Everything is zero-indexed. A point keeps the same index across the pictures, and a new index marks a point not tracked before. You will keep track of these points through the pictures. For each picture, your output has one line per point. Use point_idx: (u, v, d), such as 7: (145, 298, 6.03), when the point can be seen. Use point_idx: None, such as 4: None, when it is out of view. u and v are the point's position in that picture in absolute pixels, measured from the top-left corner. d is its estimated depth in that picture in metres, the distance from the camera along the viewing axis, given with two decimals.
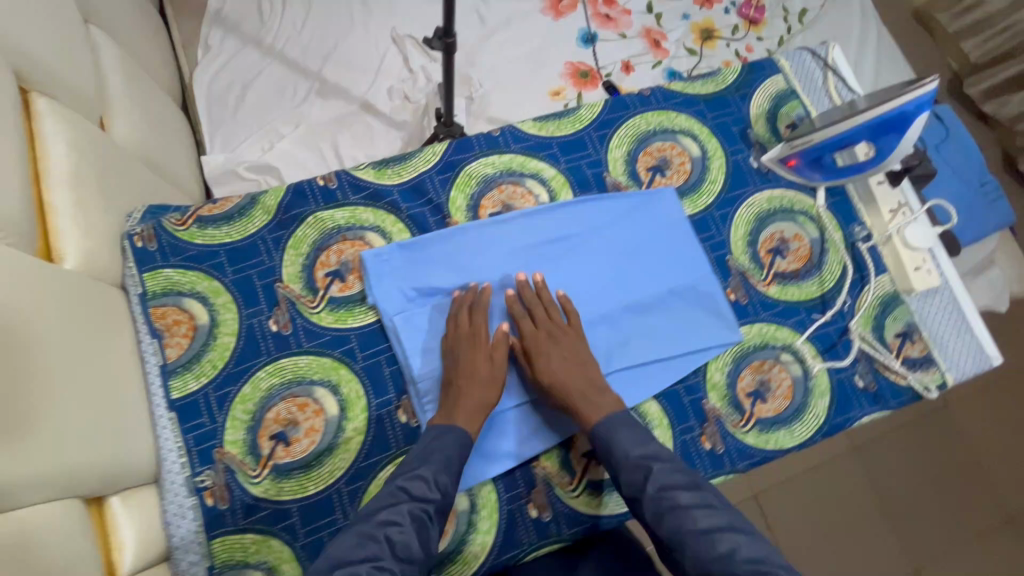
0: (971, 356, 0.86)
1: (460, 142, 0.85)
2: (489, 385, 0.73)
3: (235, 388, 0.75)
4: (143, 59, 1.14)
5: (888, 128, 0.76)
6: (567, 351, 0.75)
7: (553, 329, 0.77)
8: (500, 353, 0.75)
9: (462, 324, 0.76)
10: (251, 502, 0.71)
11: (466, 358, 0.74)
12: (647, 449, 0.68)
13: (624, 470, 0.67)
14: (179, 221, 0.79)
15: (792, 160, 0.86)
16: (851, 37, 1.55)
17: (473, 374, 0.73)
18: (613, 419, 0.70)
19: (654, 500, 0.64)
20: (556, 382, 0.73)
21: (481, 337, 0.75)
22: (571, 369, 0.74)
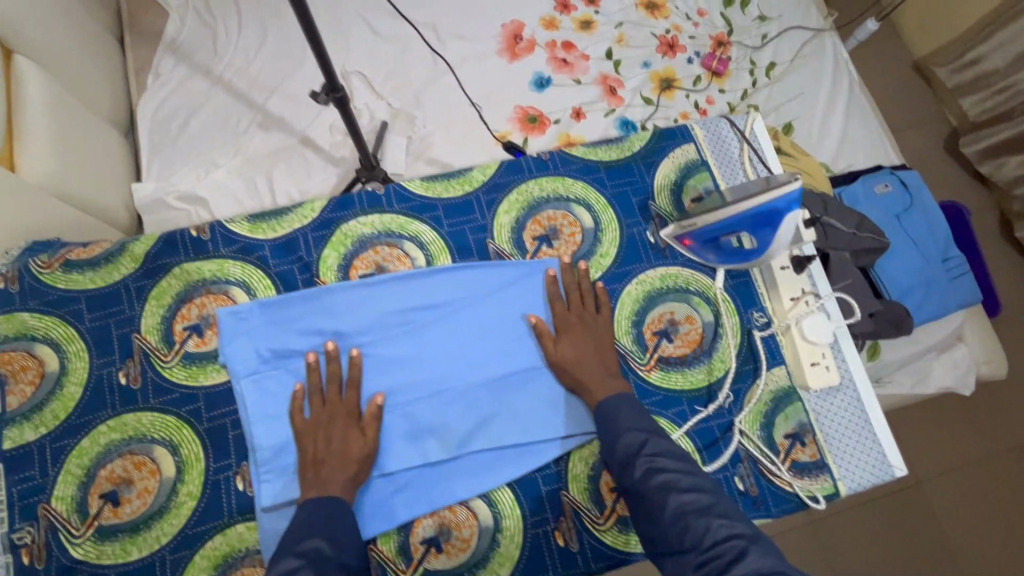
0: (871, 465, 0.79)
1: (341, 199, 0.83)
2: (362, 459, 0.70)
3: (73, 440, 0.73)
4: (78, 86, 1.16)
5: (769, 221, 0.73)
6: (590, 338, 0.77)
7: (583, 314, 0.79)
8: (372, 427, 0.72)
9: (319, 401, 0.73)
10: (69, 564, 0.69)
11: (337, 434, 0.71)
12: (644, 424, 0.70)
13: (619, 438, 0.69)
14: (45, 263, 0.78)
15: (685, 239, 0.82)
16: (819, 95, 1.50)
17: (341, 449, 0.70)
18: (621, 401, 0.72)
19: (643, 467, 0.65)
20: (577, 365, 0.75)
21: (352, 411, 0.73)
22: (592, 355, 0.76)
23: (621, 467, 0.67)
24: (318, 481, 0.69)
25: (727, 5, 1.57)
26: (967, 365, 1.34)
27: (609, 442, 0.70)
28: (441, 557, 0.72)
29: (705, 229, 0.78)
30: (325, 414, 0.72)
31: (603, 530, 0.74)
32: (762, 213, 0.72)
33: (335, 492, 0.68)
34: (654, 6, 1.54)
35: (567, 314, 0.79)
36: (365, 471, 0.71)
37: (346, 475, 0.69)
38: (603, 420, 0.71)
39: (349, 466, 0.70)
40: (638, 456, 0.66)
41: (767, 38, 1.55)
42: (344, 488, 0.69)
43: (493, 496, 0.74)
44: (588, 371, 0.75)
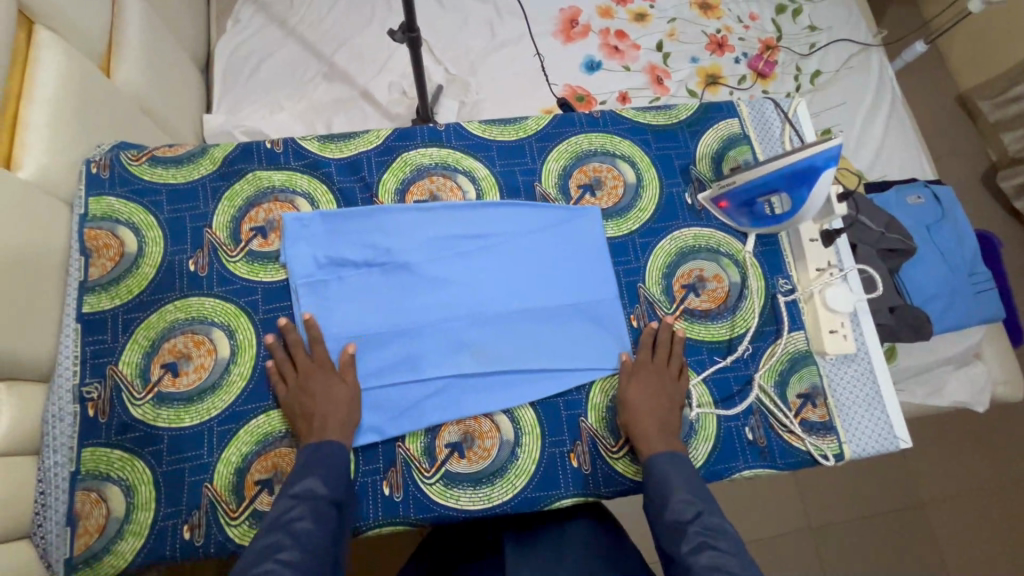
0: (877, 434, 0.82)
1: (405, 130, 0.90)
2: (347, 405, 0.74)
3: (142, 314, 0.80)
4: (169, 18, 1.25)
5: (801, 178, 0.77)
6: (660, 391, 0.77)
7: (659, 364, 0.79)
8: (352, 374, 0.76)
9: (290, 369, 0.76)
10: (128, 421, 0.76)
11: (320, 387, 0.74)
12: (689, 490, 0.70)
13: (670, 499, 0.70)
14: (135, 157, 0.87)
15: (721, 203, 0.88)
16: (860, 106, 1.53)
17: (324, 397, 0.74)
18: (673, 462, 0.72)
19: (692, 539, 0.65)
20: (640, 413, 0.75)
21: (325, 364, 0.76)
22: (657, 409, 0.76)
23: (669, 533, 0.68)
24: (311, 431, 0.72)
25: (778, 13, 1.62)
26: (984, 382, 1.35)
27: (658, 496, 0.71)
28: (462, 462, 0.77)
29: (740, 189, 0.84)
30: (298, 377, 0.75)
31: (615, 459, 0.79)
32: (795, 169, 0.77)
33: (331, 436, 0.72)
34: (708, 6, 1.60)
35: (647, 359, 0.79)
36: (355, 410, 0.75)
37: (334, 422, 0.73)
38: (654, 473, 0.72)
39: (341, 409, 0.74)
40: (689, 527, 0.67)
41: (815, 48, 1.59)
42: (339, 431, 0.72)
43: (516, 413, 0.79)
44: (648, 425, 0.74)
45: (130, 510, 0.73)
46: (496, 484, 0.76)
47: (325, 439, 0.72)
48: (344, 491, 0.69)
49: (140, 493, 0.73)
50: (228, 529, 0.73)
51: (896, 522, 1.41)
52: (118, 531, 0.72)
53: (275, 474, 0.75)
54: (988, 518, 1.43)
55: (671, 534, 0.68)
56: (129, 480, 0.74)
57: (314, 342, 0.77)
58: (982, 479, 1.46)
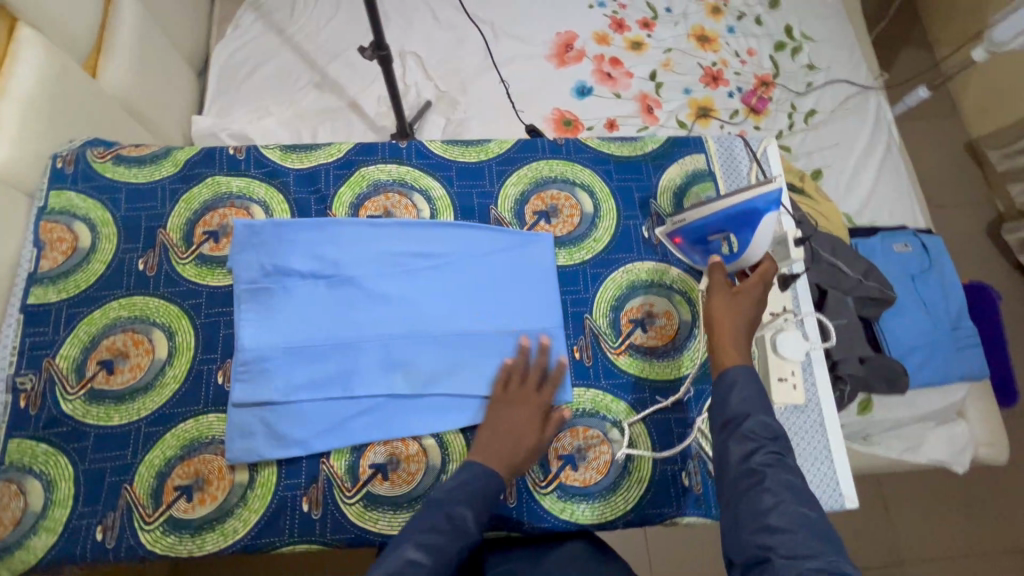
0: (822, 491, 0.79)
1: (366, 145, 0.91)
2: (530, 450, 0.74)
3: (86, 310, 0.81)
4: (167, 21, 1.29)
5: (748, 222, 0.76)
6: (755, 315, 0.74)
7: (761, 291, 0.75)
8: (552, 428, 0.76)
9: (519, 383, 0.78)
10: (57, 415, 0.76)
11: (522, 418, 0.75)
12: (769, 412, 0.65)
13: (750, 414, 0.65)
14: (100, 154, 0.89)
15: (676, 241, 0.85)
16: (854, 149, 1.51)
17: (521, 428, 0.74)
18: (746, 375, 0.68)
19: (764, 455, 0.62)
20: (735, 318, 0.72)
21: (542, 404, 0.77)
22: (748, 327, 0.73)
23: (737, 441, 0.64)
24: (486, 449, 0.73)
25: (777, 49, 1.61)
26: (965, 441, 1.30)
27: (734, 403, 0.66)
28: (385, 484, 0.75)
29: (691, 228, 0.81)
30: (518, 396, 0.77)
31: (543, 494, 0.76)
32: (742, 212, 0.75)
33: (494, 464, 0.72)
34: (705, 39, 1.60)
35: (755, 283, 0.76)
36: (531, 459, 0.74)
37: (510, 459, 0.72)
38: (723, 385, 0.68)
39: (521, 450, 0.73)
40: (767, 442, 0.63)
41: (812, 87, 1.57)
42: (505, 467, 0.72)
43: (445, 439, 0.78)
44: (737, 336, 0.71)
45: (47, 505, 0.73)
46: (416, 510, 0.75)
47: (488, 461, 0.72)
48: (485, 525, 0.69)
49: (60, 489, 0.73)
50: (141, 533, 0.72)
51: None
52: (32, 526, 0.72)
53: (196, 481, 0.74)
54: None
55: (742, 443, 0.63)
56: (50, 476, 0.74)
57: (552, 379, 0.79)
58: (964, 545, 1.38)
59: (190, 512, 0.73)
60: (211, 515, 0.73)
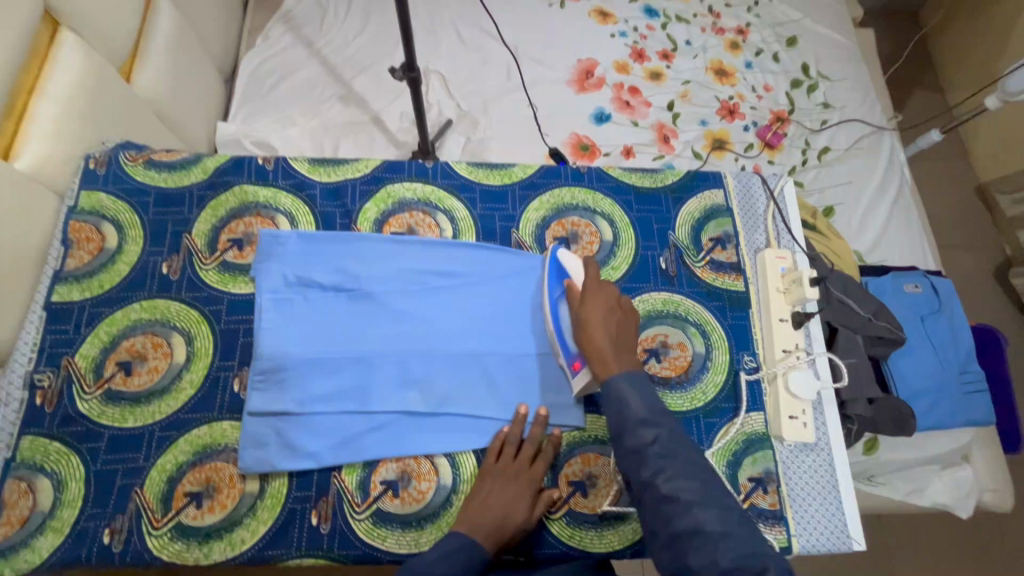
0: (828, 533, 0.78)
1: (393, 163, 0.93)
2: (514, 529, 0.71)
3: (108, 310, 0.81)
4: (201, 30, 1.32)
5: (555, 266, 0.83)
6: (615, 315, 0.76)
7: (605, 290, 0.78)
8: (540, 508, 0.74)
9: (512, 456, 0.76)
10: (71, 415, 0.76)
11: (514, 493, 0.73)
12: (652, 415, 0.68)
13: (627, 422, 0.68)
14: (132, 157, 0.91)
15: (575, 363, 0.78)
16: (865, 187, 1.53)
17: (507, 504, 0.72)
18: (626, 379, 0.70)
19: (654, 462, 0.64)
20: (596, 329, 0.74)
21: (535, 481, 0.75)
22: (612, 329, 0.75)
23: (626, 455, 0.67)
24: (470, 520, 0.71)
25: (793, 87, 1.64)
26: (969, 486, 1.29)
27: (613, 419, 0.69)
28: (395, 501, 0.75)
29: (560, 338, 0.79)
30: (510, 470, 0.75)
31: (552, 519, 0.76)
32: (550, 269, 0.83)
33: (480, 541, 0.69)
34: (723, 73, 1.63)
35: (598, 287, 0.78)
36: (513, 537, 0.72)
37: (495, 535, 0.70)
38: (609, 395, 0.70)
39: (507, 529, 0.71)
40: (648, 450, 0.65)
41: (826, 125, 1.60)
42: (487, 542, 0.70)
43: (456, 459, 0.78)
44: (602, 345, 0.73)
45: (56, 505, 0.72)
46: (425, 530, 0.75)
47: (474, 536, 0.69)
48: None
49: (69, 490, 0.73)
50: (148, 538, 0.72)
51: None
52: (39, 526, 0.71)
53: (206, 488, 0.74)
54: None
55: (629, 457, 0.66)
56: (61, 475, 0.74)
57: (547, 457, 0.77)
58: None
59: (199, 519, 0.73)
60: (218, 523, 0.73)
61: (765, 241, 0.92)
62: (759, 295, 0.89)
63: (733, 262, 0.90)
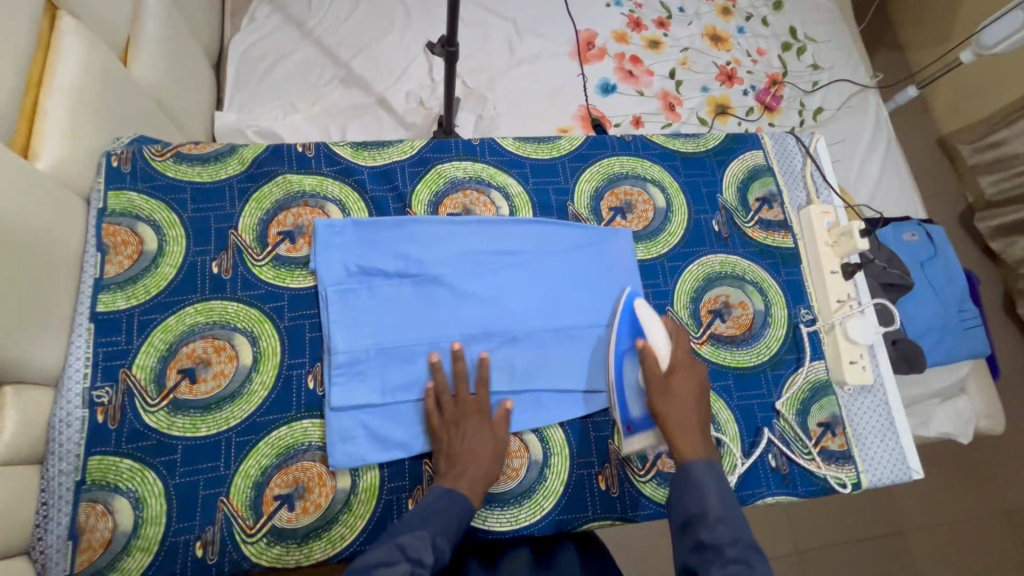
0: (891, 465, 0.84)
1: (439, 142, 0.90)
2: (491, 461, 0.72)
3: (160, 317, 0.77)
4: (188, 14, 1.23)
5: (631, 321, 0.80)
6: (702, 399, 0.72)
7: (696, 369, 0.74)
8: (503, 426, 0.74)
9: (450, 401, 0.74)
10: (140, 429, 0.72)
11: (472, 432, 0.73)
12: (730, 514, 0.63)
13: (707, 513, 0.63)
14: (158, 152, 0.84)
15: (630, 425, 0.76)
16: (859, 143, 1.60)
17: (474, 446, 0.72)
18: (705, 469, 0.66)
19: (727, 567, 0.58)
20: (680, 408, 0.70)
21: (484, 410, 0.75)
22: (695, 412, 0.71)
23: (695, 547, 0.61)
24: (449, 474, 0.70)
25: (785, 49, 1.68)
26: (969, 415, 1.37)
27: (690, 505, 0.64)
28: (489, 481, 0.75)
29: (622, 397, 0.77)
30: (457, 413, 0.74)
31: (642, 482, 0.78)
32: (624, 322, 0.80)
33: (463, 488, 0.69)
34: (718, 39, 1.65)
35: (687, 363, 0.74)
36: (497, 465, 0.72)
37: (476, 479, 0.70)
38: (688, 477, 0.66)
39: (482, 463, 0.71)
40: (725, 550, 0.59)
41: (817, 86, 1.65)
42: (474, 485, 0.70)
43: (544, 434, 0.79)
44: (686, 426, 0.69)
45: (138, 524, 0.69)
46: (524, 505, 0.75)
47: (456, 488, 0.69)
48: (450, 541, 0.65)
49: (150, 506, 0.69)
50: (243, 546, 0.70)
51: (879, 553, 1.39)
52: (124, 546, 0.68)
53: (296, 489, 0.72)
54: (973, 560, 1.43)
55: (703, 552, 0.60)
56: (139, 492, 0.70)
57: (479, 383, 0.76)
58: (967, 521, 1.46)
59: (294, 521, 0.71)
60: (316, 522, 0.72)
61: (807, 197, 0.97)
62: (808, 250, 0.93)
63: (781, 220, 0.94)
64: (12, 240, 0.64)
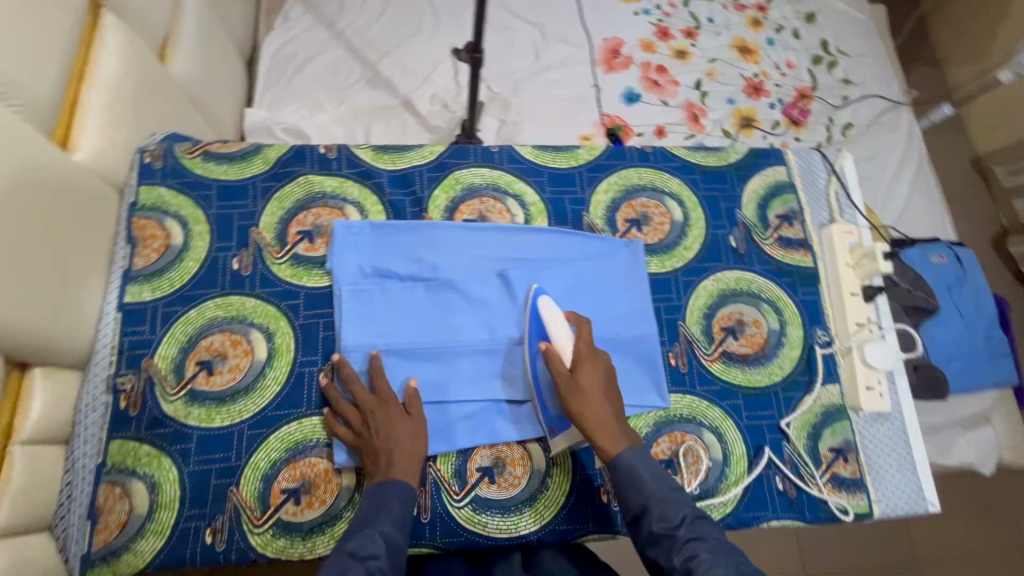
0: (906, 496, 0.82)
1: (459, 148, 0.91)
2: (411, 442, 0.71)
3: (182, 309, 0.79)
4: (224, 14, 1.27)
5: (538, 320, 0.78)
6: (610, 386, 0.72)
7: (599, 359, 0.73)
8: (416, 408, 0.74)
9: (350, 408, 0.73)
10: (158, 417, 0.75)
11: (385, 425, 0.71)
12: (670, 492, 0.66)
13: (649, 503, 0.66)
14: (188, 150, 0.88)
15: (553, 428, 0.76)
16: (889, 160, 1.56)
17: (389, 435, 0.70)
18: (634, 456, 0.68)
19: (683, 547, 0.61)
20: (591, 404, 0.69)
21: (389, 400, 0.73)
22: (607, 404, 0.70)
23: (654, 540, 0.64)
24: (377, 471, 0.69)
25: (815, 63, 1.65)
26: (992, 446, 1.31)
27: (632, 499, 0.66)
28: (492, 488, 0.76)
29: (540, 396, 0.77)
30: (358, 416, 0.73)
31: None
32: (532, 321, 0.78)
33: (398, 478, 0.68)
34: (747, 51, 1.63)
35: (590, 353, 0.73)
36: (421, 443, 0.72)
37: (405, 466, 0.69)
38: (624, 471, 0.67)
39: (410, 449, 0.70)
40: (677, 532, 0.63)
41: (847, 100, 1.61)
42: (406, 471, 0.69)
43: (548, 443, 0.79)
44: (602, 422, 0.69)
45: (153, 507, 0.71)
46: (524, 514, 0.76)
47: (391, 480, 0.68)
48: (399, 527, 0.65)
49: (165, 492, 0.72)
50: (250, 536, 0.72)
51: None
52: (138, 530, 0.70)
53: (302, 484, 0.74)
54: None
55: (658, 541, 0.64)
56: (154, 478, 0.72)
57: (375, 376, 0.75)
58: (985, 554, 1.41)
59: (300, 515, 0.73)
60: (322, 516, 0.73)
61: (829, 216, 0.95)
62: (827, 271, 0.91)
63: (800, 239, 0.92)
64: (44, 230, 0.67)
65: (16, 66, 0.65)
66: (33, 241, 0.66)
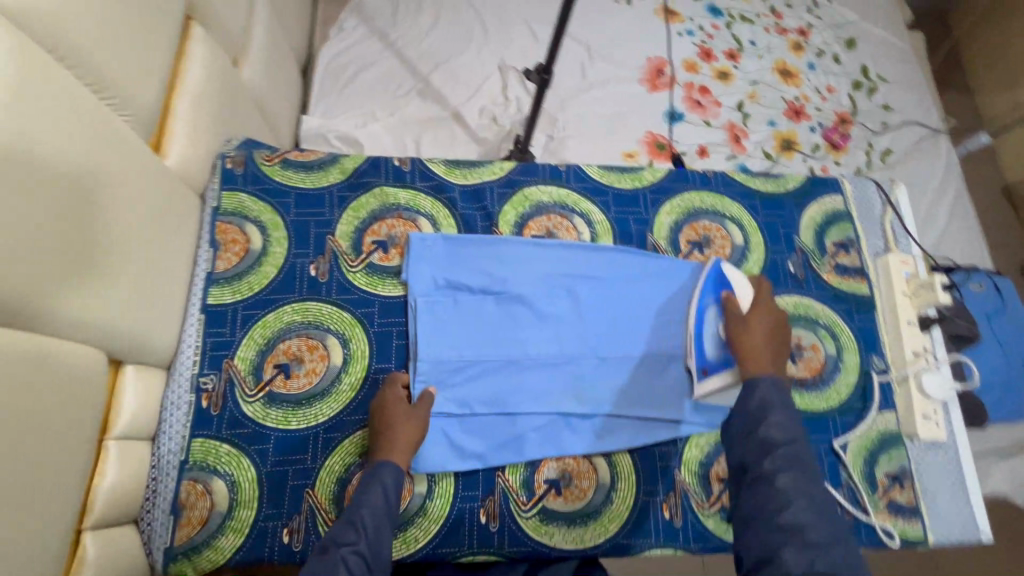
0: (960, 524, 0.83)
1: (528, 166, 0.93)
2: (406, 427, 0.74)
3: (260, 313, 0.82)
4: (286, 24, 1.31)
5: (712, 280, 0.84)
6: (779, 336, 0.75)
7: (778, 314, 0.77)
8: (425, 399, 0.77)
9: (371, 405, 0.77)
10: (238, 417, 0.77)
11: (388, 413, 0.74)
12: (790, 425, 0.65)
13: (765, 417, 0.66)
14: (267, 157, 0.90)
15: (706, 369, 0.81)
16: (926, 187, 1.58)
17: (389, 421, 0.74)
18: (775, 386, 0.68)
19: (779, 460, 0.62)
20: (757, 335, 0.73)
21: (400, 394, 0.77)
22: (771, 343, 0.73)
23: (749, 446, 0.65)
24: (375, 456, 0.72)
25: (855, 89, 1.67)
26: None
27: (750, 410, 0.67)
28: (559, 499, 0.78)
29: (699, 343, 0.82)
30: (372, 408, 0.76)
31: (706, 515, 0.79)
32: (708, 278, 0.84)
33: (391, 460, 0.71)
34: (788, 74, 1.66)
35: (768, 305, 0.77)
36: (416, 429, 0.74)
37: (398, 448, 0.72)
38: (754, 391, 0.68)
39: (406, 434, 0.73)
40: (778, 447, 0.63)
41: (887, 127, 1.64)
42: (400, 454, 0.71)
43: (613, 458, 0.81)
44: (761, 352, 0.72)
45: (233, 505, 0.73)
46: (589, 526, 0.77)
47: (385, 461, 0.70)
48: (381, 512, 0.66)
49: (244, 490, 0.74)
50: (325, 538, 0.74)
51: None
52: (218, 526, 0.73)
53: None
54: None
55: (757, 445, 0.64)
56: (234, 476, 0.75)
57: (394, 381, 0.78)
58: None
59: None
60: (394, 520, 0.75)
61: (884, 245, 0.97)
62: (883, 299, 0.93)
63: (857, 267, 0.94)
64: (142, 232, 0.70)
65: (126, 76, 0.68)
66: (133, 242, 0.68)
